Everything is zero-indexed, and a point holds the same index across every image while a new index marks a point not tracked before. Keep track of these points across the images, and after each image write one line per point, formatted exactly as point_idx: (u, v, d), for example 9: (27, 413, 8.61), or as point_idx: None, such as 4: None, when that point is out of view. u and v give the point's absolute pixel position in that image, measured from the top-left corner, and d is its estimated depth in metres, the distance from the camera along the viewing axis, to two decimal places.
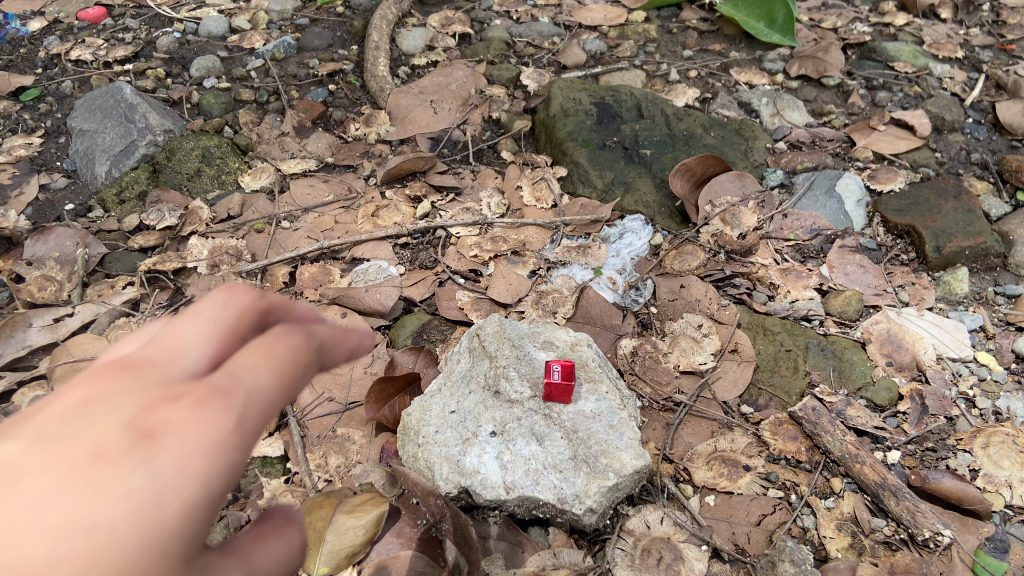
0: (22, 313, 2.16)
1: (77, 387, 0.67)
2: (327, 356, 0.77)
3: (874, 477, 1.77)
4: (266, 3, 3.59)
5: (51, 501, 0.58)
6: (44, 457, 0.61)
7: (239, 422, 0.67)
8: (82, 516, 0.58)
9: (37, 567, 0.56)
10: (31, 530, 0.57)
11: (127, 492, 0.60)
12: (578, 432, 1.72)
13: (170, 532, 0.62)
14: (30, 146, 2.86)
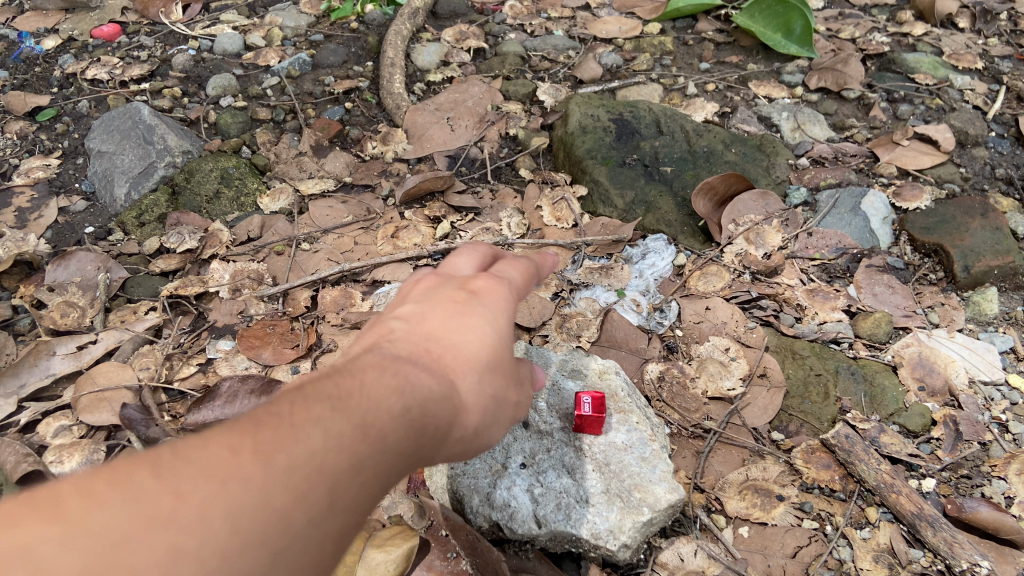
0: (46, 341, 2.15)
1: (415, 293, 1.15)
2: (521, 286, 1.21)
3: (911, 508, 1.76)
4: (280, 19, 3.58)
5: (449, 323, 1.07)
6: (426, 313, 1.08)
7: (512, 288, 1.18)
8: (465, 330, 1.07)
9: (459, 350, 1.04)
10: (447, 338, 1.05)
11: (480, 318, 1.09)
12: (610, 465, 1.72)
13: (502, 340, 1.11)
14: (48, 167, 2.85)
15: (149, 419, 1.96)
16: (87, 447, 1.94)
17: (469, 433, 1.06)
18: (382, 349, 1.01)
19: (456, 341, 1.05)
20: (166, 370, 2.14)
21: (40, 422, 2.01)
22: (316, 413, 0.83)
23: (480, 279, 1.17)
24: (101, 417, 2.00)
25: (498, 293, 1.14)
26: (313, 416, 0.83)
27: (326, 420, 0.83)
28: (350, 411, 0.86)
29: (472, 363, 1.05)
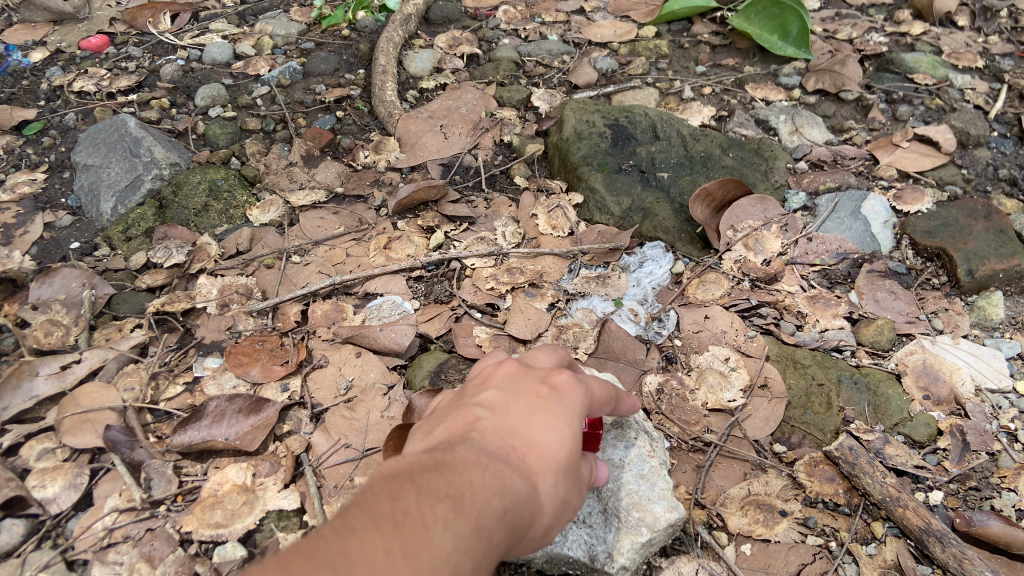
0: (28, 362, 2.09)
1: (502, 377, 1.34)
2: (594, 395, 1.39)
3: (918, 522, 1.69)
4: (270, 27, 3.54)
5: (538, 418, 1.24)
6: (517, 401, 1.27)
7: (589, 392, 1.36)
8: (553, 425, 1.24)
9: (546, 442, 1.22)
10: (536, 430, 1.23)
11: (565, 413, 1.27)
12: (607, 483, 1.67)
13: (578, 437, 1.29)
14: (33, 182, 2.80)
15: (133, 440, 1.94)
16: (70, 470, 1.89)
17: (538, 529, 1.22)
18: (477, 435, 1.19)
19: (539, 441, 1.22)
20: (152, 389, 2.09)
21: (23, 445, 1.95)
22: (446, 505, 0.98)
23: (560, 374, 1.34)
24: (84, 439, 1.95)
25: (577, 395, 1.31)
26: (442, 505, 0.97)
27: (453, 513, 0.98)
28: (468, 507, 1.01)
29: (552, 465, 1.21)
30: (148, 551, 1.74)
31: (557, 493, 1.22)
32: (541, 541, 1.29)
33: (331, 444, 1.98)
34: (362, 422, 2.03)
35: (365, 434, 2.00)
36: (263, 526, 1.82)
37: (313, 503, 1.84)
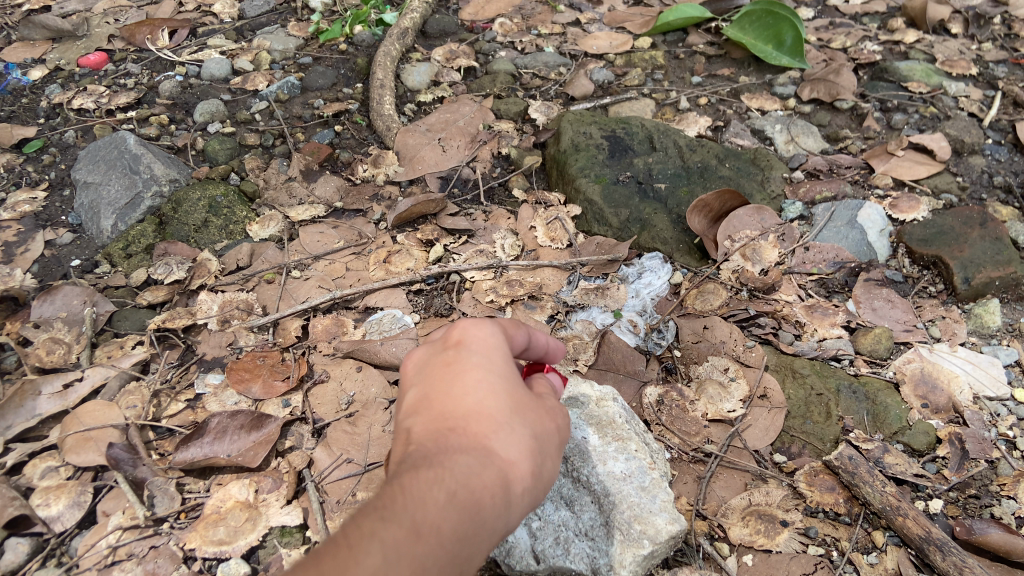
0: (31, 381, 2.11)
1: (416, 365, 1.30)
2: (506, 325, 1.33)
3: (918, 531, 1.70)
4: (268, 43, 3.56)
5: (460, 386, 1.20)
6: (436, 380, 1.23)
7: (497, 324, 1.30)
8: (477, 384, 1.20)
9: (476, 403, 1.18)
10: (464, 398, 1.19)
11: (481, 363, 1.22)
12: (609, 496, 1.68)
13: (509, 376, 1.24)
14: (34, 201, 2.82)
15: (136, 458, 1.94)
16: (73, 489, 1.90)
17: (528, 479, 1.17)
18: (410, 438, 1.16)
19: (468, 407, 1.18)
20: (154, 407, 2.10)
21: (27, 463, 1.96)
22: (373, 523, 0.94)
23: (462, 327, 1.29)
24: (87, 457, 1.96)
25: (483, 338, 1.26)
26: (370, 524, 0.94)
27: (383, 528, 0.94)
28: (401, 510, 0.98)
29: (490, 421, 1.17)
30: (151, 568, 1.75)
31: (517, 440, 1.17)
32: (546, 484, 1.25)
33: (333, 459, 1.99)
34: (364, 437, 2.04)
35: (368, 448, 2.01)
36: (267, 542, 1.83)
37: (315, 519, 1.84)
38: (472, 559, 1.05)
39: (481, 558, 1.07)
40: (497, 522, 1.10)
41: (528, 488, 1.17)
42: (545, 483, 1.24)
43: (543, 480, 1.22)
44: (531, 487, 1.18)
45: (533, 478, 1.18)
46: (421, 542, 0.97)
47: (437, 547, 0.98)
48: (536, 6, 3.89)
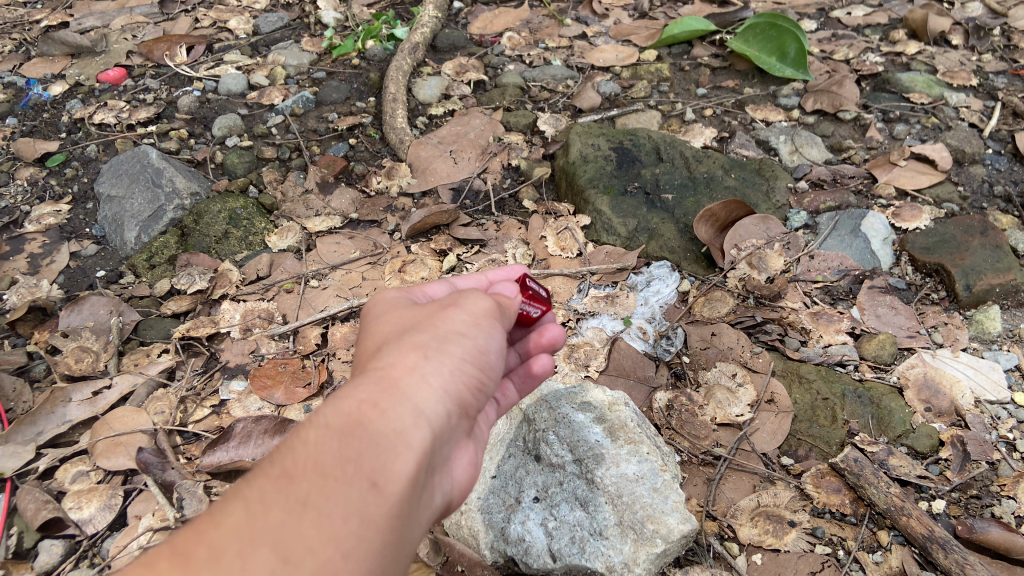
0: (62, 388, 2.20)
1: None
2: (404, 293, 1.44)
3: (921, 530, 1.76)
4: (282, 58, 3.65)
5: (366, 352, 1.30)
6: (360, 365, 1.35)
7: (390, 298, 1.42)
8: (373, 342, 1.30)
9: (371, 352, 1.27)
10: (366, 356, 1.28)
11: (376, 330, 1.33)
12: (622, 496, 1.74)
13: (398, 318, 1.32)
14: (58, 213, 2.90)
15: (165, 461, 2.03)
16: (105, 492, 1.97)
17: (426, 365, 1.17)
18: None
19: (365, 360, 1.26)
20: (181, 413, 2.17)
21: (58, 468, 2.04)
22: (247, 485, 1.02)
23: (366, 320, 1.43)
24: (117, 461, 2.04)
25: (375, 314, 1.38)
26: (246, 487, 1.03)
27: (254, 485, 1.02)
28: (277, 462, 1.05)
29: (376, 354, 1.23)
30: None
31: (404, 346, 1.20)
32: (470, 361, 1.22)
33: None
34: None
35: None
36: None
37: None
38: (390, 465, 1.06)
39: (409, 460, 1.09)
40: (406, 421, 1.10)
41: (438, 376, 1.17)
42: (475, 366, 1.23)
43: (461, 360, 1.21)
44: (443, 375, 1.18)
45: (438, 366, 1.18)
46: (300, 475, 1.02)
47: (324, 472, 1.03)
48: (544, 20, 3.97)
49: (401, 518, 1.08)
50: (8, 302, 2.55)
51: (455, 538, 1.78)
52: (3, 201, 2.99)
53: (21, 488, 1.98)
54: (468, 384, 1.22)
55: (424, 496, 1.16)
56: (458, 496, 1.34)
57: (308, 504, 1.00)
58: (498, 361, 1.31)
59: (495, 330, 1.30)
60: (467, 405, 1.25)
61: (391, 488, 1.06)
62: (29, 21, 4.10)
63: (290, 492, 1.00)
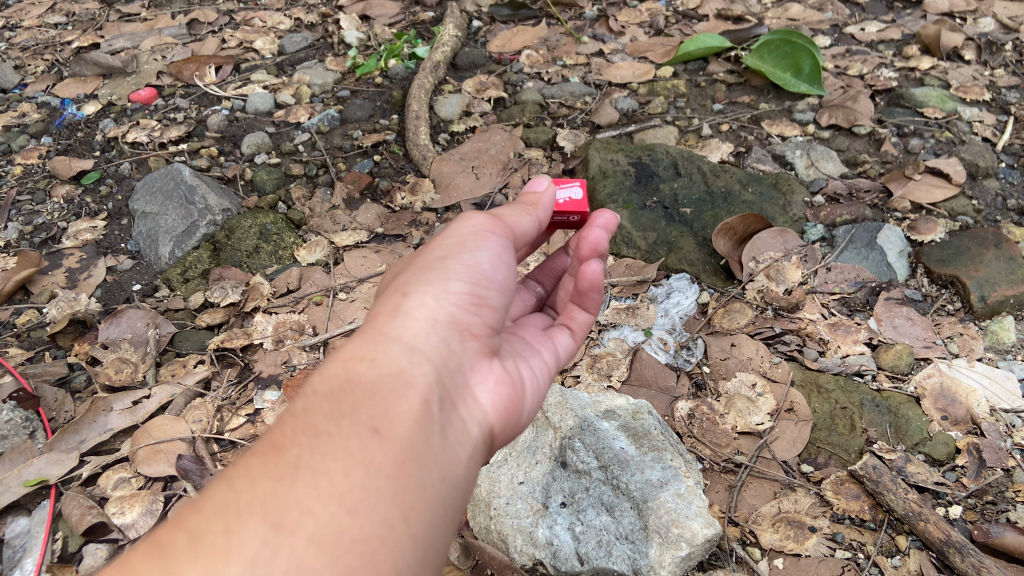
0: (103, 398, 2.27)
1: None
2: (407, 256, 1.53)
3: (938, 535, 1.81)
4: (308, 77, 3.75)
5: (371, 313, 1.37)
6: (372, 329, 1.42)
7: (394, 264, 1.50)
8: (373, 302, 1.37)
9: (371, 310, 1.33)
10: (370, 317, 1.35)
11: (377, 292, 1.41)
12: (647, 502, 1.80)
13: (394, 277, 1.39)
14: (95, 229, 3.00)
15: (202, 468, 2.13)
16: (146, 497, 2.05)
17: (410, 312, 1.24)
18: None
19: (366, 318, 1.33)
20: (218, 421, 2.26)
21: (101, 475, 2.13)
22: (242, 464, 1.08)
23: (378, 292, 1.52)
24: (158, 468, 2.13)
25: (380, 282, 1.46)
26: (240, 467, 1.08)
27: (249, 460, 1.08)
28: (273, 436, 1.10)
29: (373, 310, 1.29)
30: None
31: (394, 301, 1.27)
32: (452, 299, 1.28)
33: None
34: None
35: None
36: None
37: None
38: (387, 410, 1.10)
39: (406, 399, 1.12)
40: (397, 360, 1.16)
41: (423, 308, 1.25)
42: (462, 289, 1.30)
43: (444, 287, 1.29)
44: (428, 306, 1.26)
45: (421, 301, 1.26)
46: (293, 442, 1.08)
47: (316, 434, 1.08)
48: (561, 37, 4.05)
49: (415, 456, 1.09)
50: (48, 316, 2.66)
51: (485, 542, 1.83)
52: (41, 218, 3.10)
53: (66, 493, 2.07)
54: (460, 307, 1.29)
55: (445, 431, 1.17)
56: (501, 421, 1.34)
57: (300, 467, 1.04)
58: (493, 279, 1.37)
59: (480, 244, 1.40)
60: (467, 326, 1.29)
61: (394, 433, 1.08)
62: (61, 42, 4.23)
63: (282, 459, 1.06)
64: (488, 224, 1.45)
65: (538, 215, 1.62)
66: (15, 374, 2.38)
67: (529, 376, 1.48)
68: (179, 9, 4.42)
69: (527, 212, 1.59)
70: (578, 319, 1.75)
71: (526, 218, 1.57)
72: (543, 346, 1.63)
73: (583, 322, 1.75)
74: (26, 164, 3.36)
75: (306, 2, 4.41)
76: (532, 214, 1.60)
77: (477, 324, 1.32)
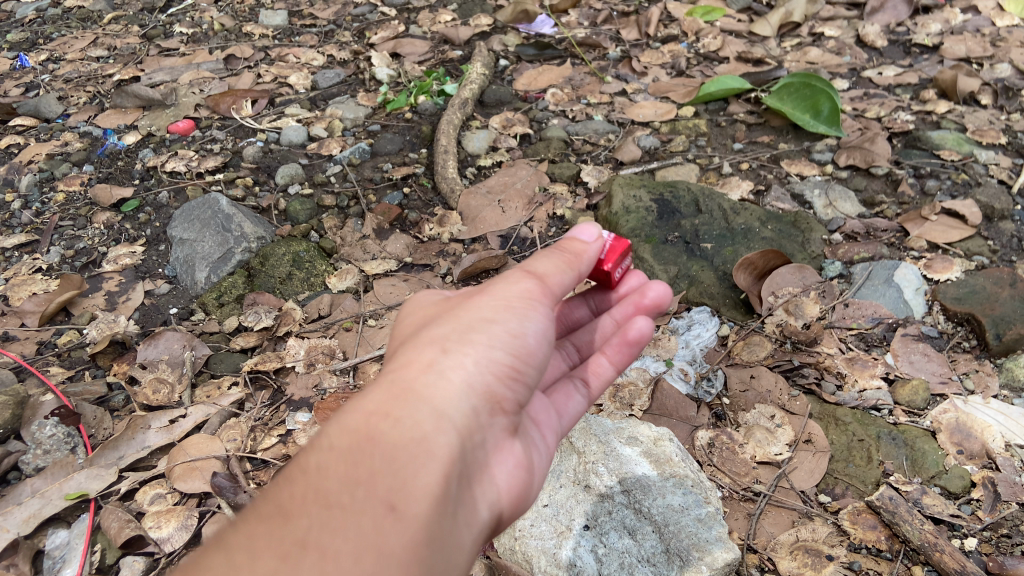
0: (142, 416, 2.38)
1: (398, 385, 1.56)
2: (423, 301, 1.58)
3: (953, 565, 1.86)
4: (340, 112, 3.89)
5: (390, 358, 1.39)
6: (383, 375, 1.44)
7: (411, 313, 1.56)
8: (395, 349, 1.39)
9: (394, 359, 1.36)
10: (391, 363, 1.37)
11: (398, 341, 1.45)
12: (669, 526, 1.86)
13: (419, 328, 1.43)
14: (134, 254, 3.11)
15: (236, 486, 2.21)
16: (182, 513, 2.13)
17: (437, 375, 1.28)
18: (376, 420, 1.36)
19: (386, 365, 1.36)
20: (251, 440, 2.35)
21: (138, 490, 2.22)
22: (245, 531, 1.09)
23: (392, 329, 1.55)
24: (193, 484, 2.21)
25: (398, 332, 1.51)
26: (241, 536, 1.09)
27: (256, 529, 1.09)
28: (281, 502, 1.13)
29: (394, 364, 1.33)
30: None
31: (423, 355, 1.32)
32: (479, 363, 1.32)
33: None
34: None
35: None
36: None
37: None
38: (408, 484, 1.14)
39: (427, 471, 1.17)
40: (422, 425, 1.20)
41: (457, 372, 1.29)
42: (500, 358, 1.35)
43: (483, 353, 1.33)
44: (464, 371, 1.30)
45: (457, 364, 1.30)
46: (304, 513, 1.10)
47: (330, 503, 1.10)
48: (586, 77, 4.17)
49: (427, 539, 1.14)
50: (88, 336, 2.76)
51: (510, 562, 1.90)
52: (82, 243, 3.22)
53: (105, 507, 2.16)
54: (491, 378, 1.33)
55: (454, 512, 1.24)
56: (510, 505, 1.43)
57: (309, 545, 1.05)
58: (533, 352, 1.42)
59: (529, 315, 1.43)
60: (497, 399, 1.35)
61: (409, 511, 1.12)
62: (103, 75, 4.40)
63: (291, 530, 1.08)
64: (539, 291, 1.49)
65: (579, 267, 1.64)
66: (57, 392, 2.48)
67: (538, 461, 1.55)
68: (217, 45, 4.59)
69: (567, 268, 1.60)
70: (603, 373, 1.84)
71: (567, 275, 1.60)
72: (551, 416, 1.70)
73: (605, 378, 1.84)
74: (68, 191, 3.50)
75: (338, 40, 4.57)
76: (573, 270, 1.62)
77: (505, 399, 1.37)
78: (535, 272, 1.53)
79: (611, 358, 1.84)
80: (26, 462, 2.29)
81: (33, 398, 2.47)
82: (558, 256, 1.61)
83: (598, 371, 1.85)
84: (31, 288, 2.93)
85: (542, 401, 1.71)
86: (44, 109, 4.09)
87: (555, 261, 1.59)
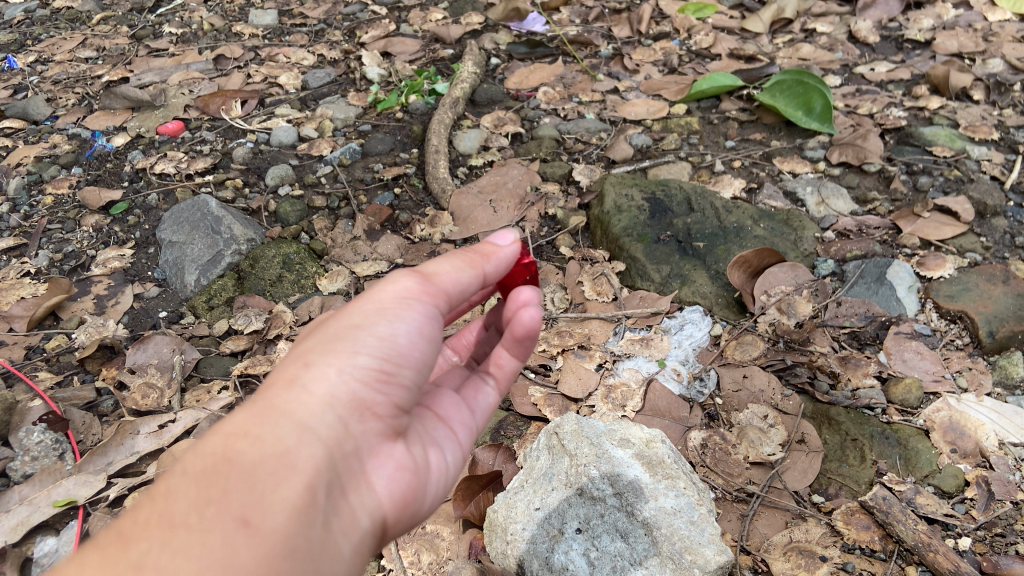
0: (131, 422, 2.36)
1: None
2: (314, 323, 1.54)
3: (947, 566, 1.86)
4: (331, 113, 3.87)
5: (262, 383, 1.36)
6: None
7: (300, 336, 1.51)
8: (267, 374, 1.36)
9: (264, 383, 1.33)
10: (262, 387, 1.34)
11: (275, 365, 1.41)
12: (661, 528, 1.84)
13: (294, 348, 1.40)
14: (123, 258, 3.09)
15: None
16: None
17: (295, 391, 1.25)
18: None
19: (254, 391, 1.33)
20: None
21: (127, 496, 2.20)
22: (84, 559, 1.06)
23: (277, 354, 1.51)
24: None
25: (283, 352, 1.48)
26: (77, 565, 1.05)
27: (91, 555, 1.06)
28: (124, 528, 1.10)
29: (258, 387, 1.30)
30: None
31: (284, 376, 1.29)
32: (340, 374, 1.28)
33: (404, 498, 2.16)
34: None
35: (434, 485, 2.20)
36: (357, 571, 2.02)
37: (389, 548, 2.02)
38: (261, 498, 1.12)
39: (285, 483, 1.14)
40: (282, 440, 1.18)
41: (321, 383, 1.26)
42: (367, 365, 1.31)
43: (347, 361, 1.30)
44: (327, 382, 1.27)
45: (320, 376, 1.27)
46: (143, 536, 1.07)
47: (173, 526, 1.08)
48: (577, 75, 4.15)
49: (286, 550, 1.12)
50: (77, 341, 2.74)
51: (503, 566, 1.91)
52: (70, 246, 3.20)
53: (93, 514, 2.15)
54: (359, 385, 1.29)
55: (328, 522, 1.20)
56: (397, 512, 1.36)
57: (144, 568, 1.03)
58: (408, 354, 1.37)
59: (400, 315, 1.38)
60: (369, 406, 1.31)
61: (264, 524, 1.10)
62: (92, 76, 4.37)
63: (127, 557, 1.05)
64: (418, 289, 1.43)
65: (484, 267, 1.59)
66: (44, 398, 2.47)
67: (437, 464, 1.49)
68: (206, 45, 4.56)
69: (465, 267, 1.55)
70: (505, 366, 1.77)
71: (466, 274, 1.54)
72: (459, 422, 1.64)
73: (508, 370, 1.77)
74: (57, 194, 3.47)
75: (328, 39, 4.54)
76: (476, 269, 1.57)
77: (380, 405, 1.33)
78: (421, 272, 1.48)
79: (510, 349, 1.75)
80: (14, 469, 2.28)
81: (21, 404, 2.46)
82: (458, 256, 1.56)
83: (500, 363, 1.78)
84: (19, 292, 2.90)
85: (450, 407, 1.65)
86: (32, 111, 4.06)
87: (449, 263, 1.53)
